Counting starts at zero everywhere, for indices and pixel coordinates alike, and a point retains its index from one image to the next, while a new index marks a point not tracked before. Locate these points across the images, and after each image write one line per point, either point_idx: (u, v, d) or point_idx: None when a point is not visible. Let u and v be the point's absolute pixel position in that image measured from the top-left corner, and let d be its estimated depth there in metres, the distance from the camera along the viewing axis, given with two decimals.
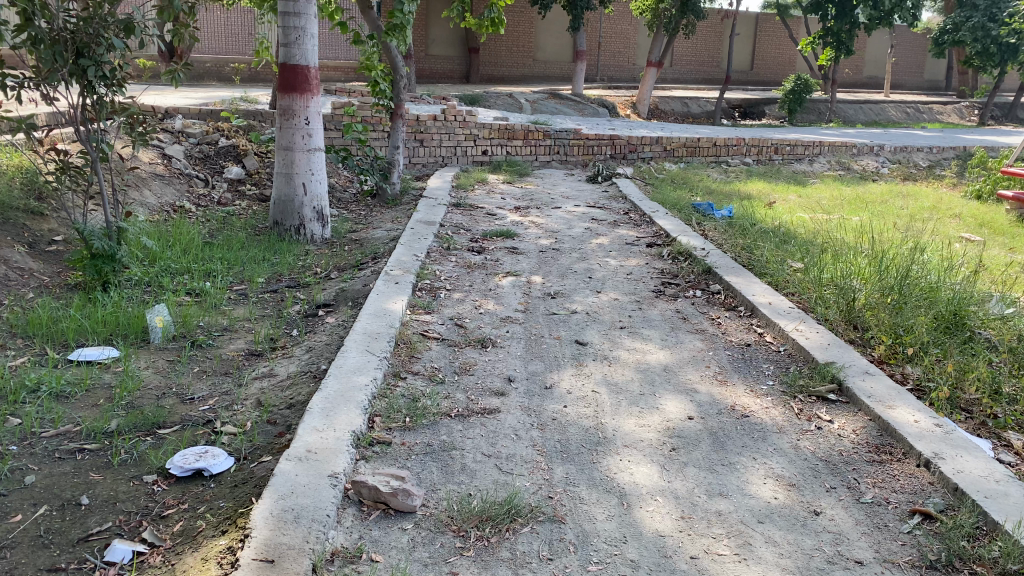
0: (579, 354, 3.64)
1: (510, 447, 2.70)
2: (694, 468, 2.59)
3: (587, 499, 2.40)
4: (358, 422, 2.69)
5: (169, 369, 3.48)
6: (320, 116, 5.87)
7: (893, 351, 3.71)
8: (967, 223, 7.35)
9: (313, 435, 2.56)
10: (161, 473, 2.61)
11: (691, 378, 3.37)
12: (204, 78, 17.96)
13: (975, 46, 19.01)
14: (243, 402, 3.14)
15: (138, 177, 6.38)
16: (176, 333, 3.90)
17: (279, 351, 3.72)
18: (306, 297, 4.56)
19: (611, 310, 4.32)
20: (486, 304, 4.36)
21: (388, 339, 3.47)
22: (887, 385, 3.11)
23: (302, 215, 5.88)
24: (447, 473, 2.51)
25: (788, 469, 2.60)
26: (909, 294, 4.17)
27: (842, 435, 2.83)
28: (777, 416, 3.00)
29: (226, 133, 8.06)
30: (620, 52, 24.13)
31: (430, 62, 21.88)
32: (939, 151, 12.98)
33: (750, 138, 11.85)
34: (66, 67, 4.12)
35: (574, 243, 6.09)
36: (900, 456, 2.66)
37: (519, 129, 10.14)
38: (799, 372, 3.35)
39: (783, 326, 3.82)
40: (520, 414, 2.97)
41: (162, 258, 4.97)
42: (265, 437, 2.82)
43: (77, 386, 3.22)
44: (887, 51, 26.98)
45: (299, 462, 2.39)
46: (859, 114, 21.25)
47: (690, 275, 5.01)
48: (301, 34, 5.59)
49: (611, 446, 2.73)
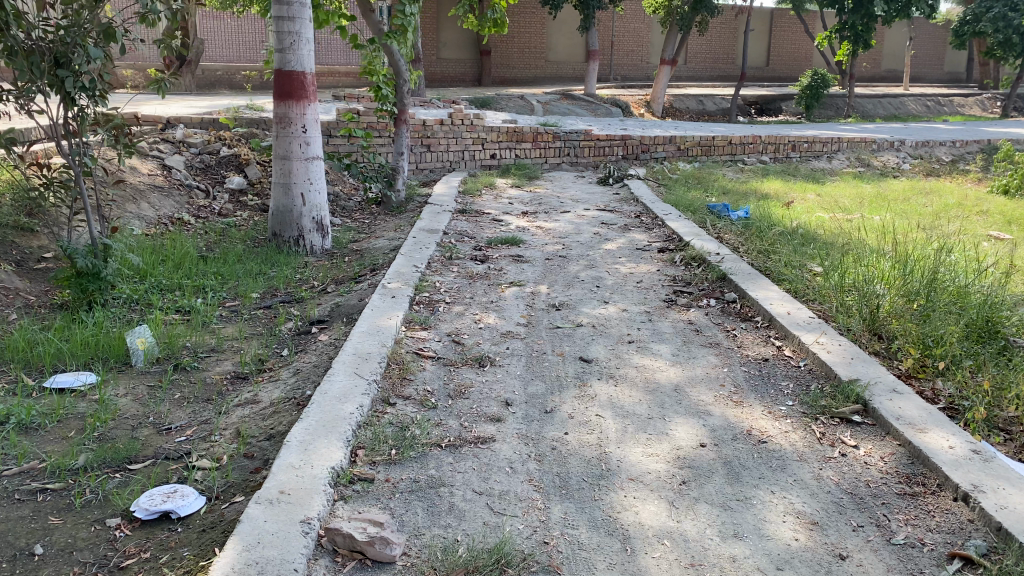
0: (583, 373, 3.41)
1: (504, 483, 2.47)
2: (706, 505, 2.36)
3: (587, 545, 2.17)
4: (338, 456, 2.47)
5: (148, 396, 3.28)
6: (317, 123, 5.66)
7: (922, 364, 3.45)
8: (994, 221, 7.05)
9: (287, 474, 2.35)
10: (125, 516, 2.41)
11: (704, 399, 3.12)
12: (216, 86, 17.74)
13: (998, 37, 18.55)
14: (222, 433, 2.94)
15: (134, 189, 6.20)
16: (160, 355, 3.69)
17: (266, 373, 3.52)
18: (300, 313, 4.35)
19: (619, 323, 4.07)
20: (487, 318, 4.14)
21: (378, 359, 3.26)
22: (918, 405, 2.86)
23: (300, 226, 5.67)
24: (433, 515, 2.29)
25: (809, 505, 2.36)
26: (936, 301, 3.93)
27: (868, 464, 2.59)
28: (797, 442, 2.75)
29: (228, 142, 7.88)
30: (633, 51, 23.86)
31: (442, 65, 21.72)
32: (963, 145, 12.62)
33: (766, 136, 11.55)
34: (44, 78, 3.91)
35: (583, 249, 5.84)
36: (934, 489, 2.41)
37: (529, 131, 9.91)
38: (821, 392, 3.10)
39: (803, 339, 3.57)
40: (517, 443, 2.74)
41: (152, 274, 4.78)
42: (240, 473, 2.62)
43: (48, 416, 3.02)
44: (906, 44, 26.49)
45: (269, 506, 2.18)
46: (878, 109, 20.86)
47: (704, 283, 4.77)
48: (296, 39, 5.37)
49: (615, 480, 2.49)
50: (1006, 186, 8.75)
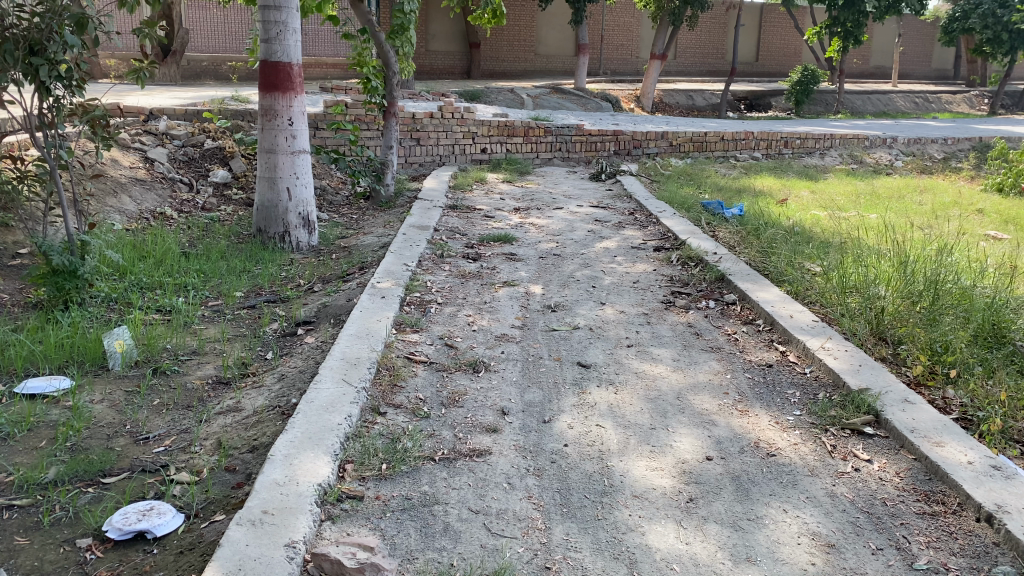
0: (581, 379, 3.27)
1: (501, 500, 2.34)
2: (716, 525, 2.23)
3: (591, 570, 2.03)
4: (326, 471, 2.33)
5: (126, 402, 3.11)
6: (304, 116, 5.49)
7: (932, 371, 3.33)
8: (991, 220, 6.97)
9: (271, 492, 2.20)
10: (97, 536, 2.25)
11: (708, 408, 2.99)
12: (202, 77, 17.50)
13: (986, 34, 18.52)
14: (203, 443, 2.79)
15: (115, 183, 6.01)
16: (139, 358, 3.51)
17: (250, 379, 3.36)
18: (285, 314, 4.19)
19: (616, 325, 3.94)
20: (480, 320, 4.00)
21: (368, 365, 3.11)
22: (932, 416, 2.73)
23: (287, 222, 5.50)
24: (426, 537, 2.15)
25: (824, 525, 2.24)
26: (940, 303, 3.83)
27: (883, 479, 2.47)
28: (808, 455, 2.63)
29: (213, 134, 7.67)
30: (624, 45, 23.71)
31: (430, 58, 21.51)
32: (955, 142, 12.56)
33: (759, 132, 11.43)
34: (17, 66, 3.70)
35: (577, 247, 5.70)
36: (955, 508, 2.29)
37: (520, 125, 9.75)
38: (829, 401, 2.98)
39: (808, 344, 3.45)
40: (515, 456, 2.60)
41: (132, 272, 4.60)
42: (221, 489, 2.47)
43: (17, 424, 2.85)
44: (895, 41, 26.44)
45: (251, 528, 2.03)
46: (867, 105, 20.87)
47: (701, 283, 4.65)
48: (283, 29, 5.20)
49: (617, 497, 2.36)
50: (1000, 184, 8.69)
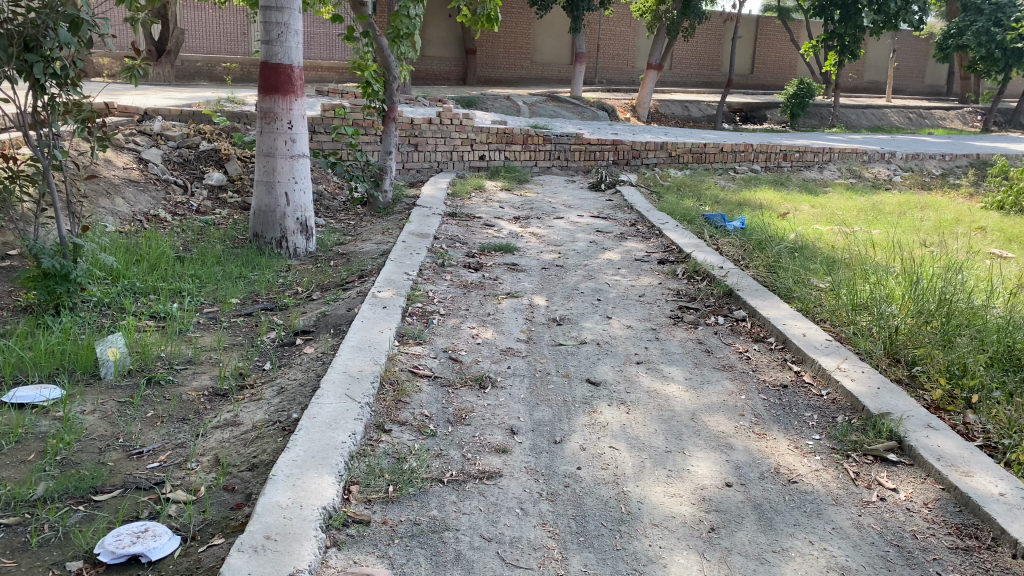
0: (591, 397, 3.16)
1: (515, 528, 2.23)
2: (740, 557, 2.12)
3: None
4: (331, 494, 2.21)
5: (119, 413, 2.99)
6: (304, 119, 5.37)
7: (951, 395, 3.24)
8: (993, 237, 6.90)
9: (274, 515, 2.08)
10: (87, 559, 2.13)
11: (724, 429, 2.89)
12: (195, 78, 17.38)
13: (980, 51, 18.58)
14: (199, 459, 2.67)
15: (109, 184, 5.88)
16: (133, 366, 3.39)
17: (247, 391, 3.24)
18: (283, 322, 4.07)
19: (625, 341, 3.84)
20: (483, 333, 3.88)
21: (371, 380, 3.00)
22: (957, 442, 2.64)
23: (284, 227, 5.38)
24: (438, 566, 2.04)
25: (853, 559, 2.14)
26: (955, 323, 3.74)
27: (911, 510, 2.37)
28: (830, 483, 2.53)
29: (208, 135, 7.52)
30: (621, 55, 23.70)
31: (426, 63, 21.43)
32: (952, 158, 12.53)
33: (758, 145, 11.37)
34: (12, 63, 3.57)
35: (580, 258, 5.60)
36: (989, 543, 2.20)
37: (519, 133, 9.66)
38: (849, 425, 2.88)
39: (824, 364, 3.35)
40: (526, 480, 2.49)
41: (126, 276, 4.48)
42: (218, 510, 2.35)
43: (6, 436, 2.72)
44: (889, 56, 26.58)
45: (254, 555, 1.92)
46: (862, 119, 20.88)
47: (709, 298, 4.55)
48: (284, 30, 5.09)
49: (636, 525, 2.26)
50: (1001, 203, 8.62)
